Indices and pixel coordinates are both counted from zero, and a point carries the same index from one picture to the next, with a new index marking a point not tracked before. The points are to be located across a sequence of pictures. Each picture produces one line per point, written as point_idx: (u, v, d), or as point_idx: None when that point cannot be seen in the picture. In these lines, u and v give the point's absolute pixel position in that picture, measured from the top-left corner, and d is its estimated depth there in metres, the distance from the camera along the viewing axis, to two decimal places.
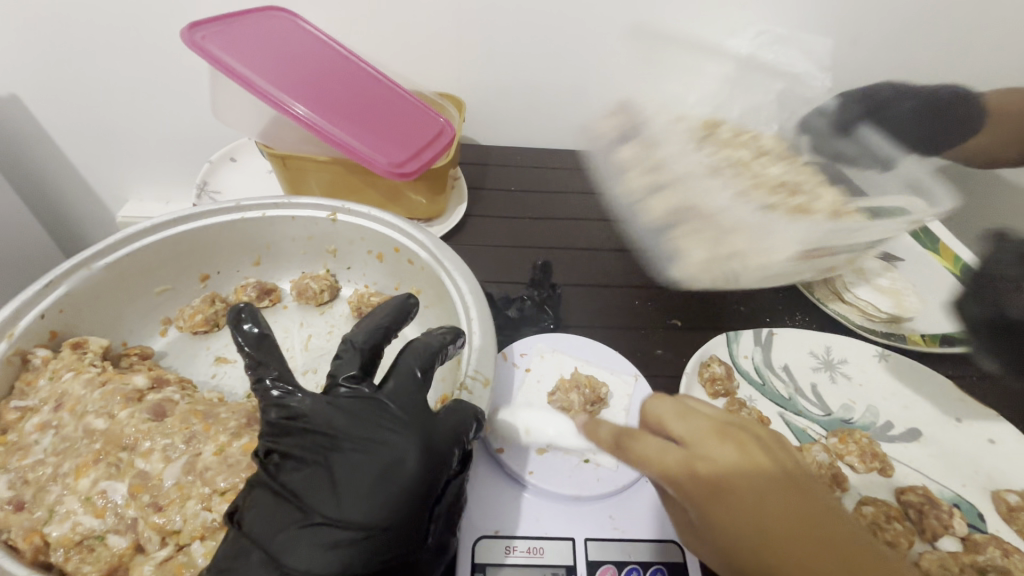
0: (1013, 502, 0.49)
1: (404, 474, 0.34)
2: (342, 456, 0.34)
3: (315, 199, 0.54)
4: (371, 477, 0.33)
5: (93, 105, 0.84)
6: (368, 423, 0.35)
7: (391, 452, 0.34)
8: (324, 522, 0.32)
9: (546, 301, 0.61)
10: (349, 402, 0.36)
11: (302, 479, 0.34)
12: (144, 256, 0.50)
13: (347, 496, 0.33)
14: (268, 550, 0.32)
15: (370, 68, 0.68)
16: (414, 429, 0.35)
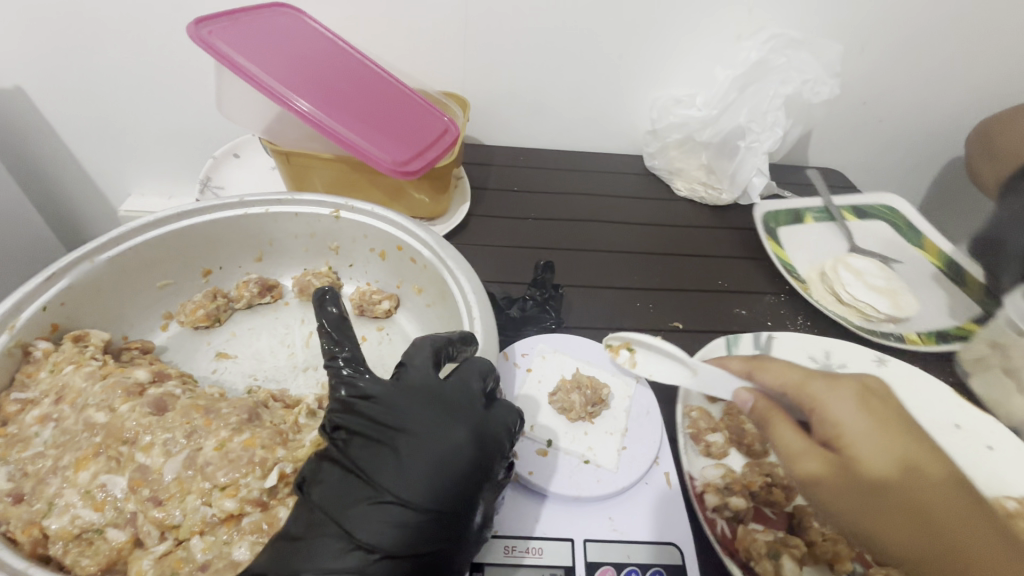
0: (1012, 509, 0.48)
1: (463, 460, 0.35)
2: (406, 437, 0.35)
3: (318, 196, 0.54)
4: (434, 461, 0.34)
5: (98, 98, 0.84)
6: (432, 408, 0.37)
7: (450, 437, 0.35)
8: (387, 500, 0.33)
9: (548, 301, 0.61)
10: (416, 387, 0.38)
11: (367, 456, 0.35)
12: (147, 251, 0.50)
13: (408, 476, 0.34)
14: (333, 524, 0.32)
15: (374, 66, 0.68)
16: (470, 419, 0.37)
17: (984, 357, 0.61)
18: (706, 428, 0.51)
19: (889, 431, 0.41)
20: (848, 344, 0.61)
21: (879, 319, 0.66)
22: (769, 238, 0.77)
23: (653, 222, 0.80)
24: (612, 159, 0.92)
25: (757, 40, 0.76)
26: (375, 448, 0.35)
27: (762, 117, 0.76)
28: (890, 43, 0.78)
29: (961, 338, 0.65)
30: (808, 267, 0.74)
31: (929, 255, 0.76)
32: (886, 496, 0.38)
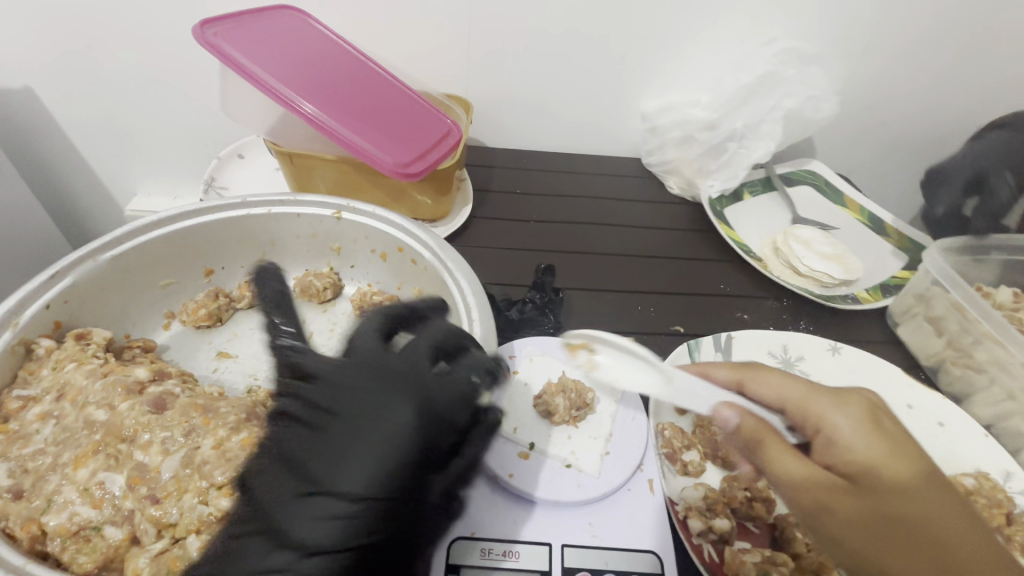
0: (969, 486, 0.50)
1: (398, 443, 0.35)
2: (341, 424, 0.36)
3: (320, 198, 0.55)
4: (370, 445, 0.34)
5: (106, 99, 0.85)
6: (373, 391, 0.37)
7: (384, 420, 0.35)
8: (320, 488, 0.33)
9: (548, 305, 0.60)
10: (356, 372, 0.38)
11: (305, 444, 0.35)
12: (150, 250, 0.50)
13: (345, 461, 0.34)
14: (276, 514, 0.33)
15: (378, 68, 0.68)
16: (412, 398, 0.37)
17: (909, 308, 0.65)
18: (681, 447, 0.47)
19: (892, 456, 0.39)
20: (803, 335, 0.61)
21: (834, 284, 0.71)
22: (722, 222, 0.79)
23: (656, 226, 0.80)
24: (615, 161, 0.92)
25: (769, 51, 0.77)
26: (313, 436, 0.35)
27: (755, 125, 0.80)
28: (892, 47, 0.78)
29: (899, 287, 0.72)
30: (761, 245, 0.78)
31: (853, 212, 0.83)
32: (878, 521, 0.37)
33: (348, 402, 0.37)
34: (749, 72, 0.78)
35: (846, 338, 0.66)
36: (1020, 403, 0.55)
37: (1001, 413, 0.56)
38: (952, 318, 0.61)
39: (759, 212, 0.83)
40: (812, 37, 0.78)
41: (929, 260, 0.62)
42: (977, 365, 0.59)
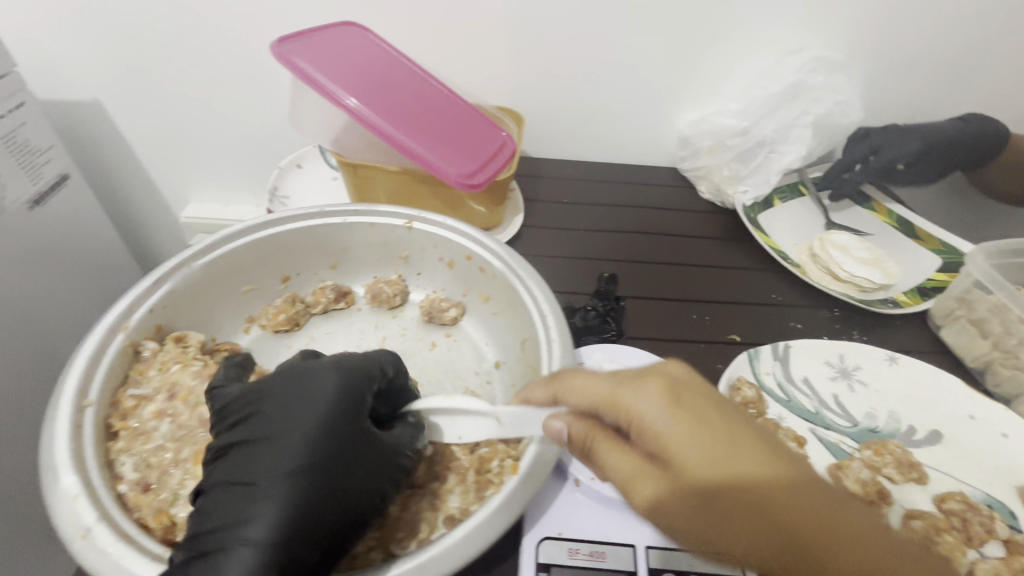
0: None
1: (319, 408, 0.36)
2: (266, 406, 0.37)
3: (393, 208, 0.57)
4: (293, 415, 0.36)
5: (166, 111, 0.88)
6: (292, 376, 0.38)
7: (305, 390, 0.37)
8: (253, 456, 0.35)
9: (610, 312, 0.62)
10: (274, 371, 0.40)
11: (240, 431, 0.37)
12: (236, 257, 0.53)
13: (277, 433, 0.35)
14: (220, 496, 0.34)
15: (437, 82, 0.70)
16: (332, 371, 0.39)
17: (951, 311, 0.66)
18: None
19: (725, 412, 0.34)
20: (860, 346, 0.62)
21: (873, 289, 0.71)
22: (757, 227, 0.80)
23: (704, 235, 0.81)
24: (658, 171, 0.93)
25: (797, 60, 0.79)
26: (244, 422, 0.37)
27: (787, 133, 0.81)
28: (927, 54, 0.81)
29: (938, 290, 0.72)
30: (797, 250, 0.79)
31: (882, 217, 0.83)
32: (728, 528, 0.32)
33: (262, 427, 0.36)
34: (778, 80, 0.79)
35: (902, 347, 0.66)
36: None
37: None
38: (996, 319, 0.61)
39: (794, 217, 0.84)
40: (847, 48, 0.80)
41: (970, 264, 0.63)
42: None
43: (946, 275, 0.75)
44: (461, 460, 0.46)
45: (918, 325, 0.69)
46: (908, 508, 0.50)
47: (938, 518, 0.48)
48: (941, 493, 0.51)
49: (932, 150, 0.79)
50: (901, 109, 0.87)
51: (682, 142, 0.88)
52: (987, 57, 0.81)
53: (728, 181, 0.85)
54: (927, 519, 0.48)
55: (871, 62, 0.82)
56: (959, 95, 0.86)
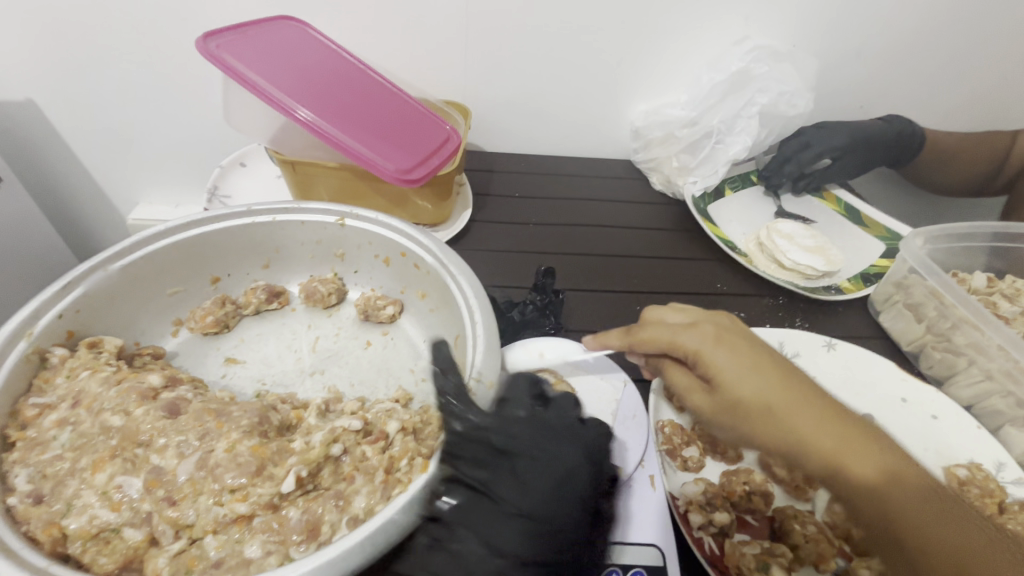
0: (963, 476, 0.50)
1: (584, 476, 0.39)
2: (524, 461, 0.39)
3: (323, 205, 0.56)
4: (556, 463, 0.39)
5: (106, 109, 0.86)
6: (545, 429, 0.41)
7: (565, 462, 0.39)
8: (518, 514, 0.36)
9: (548, 306, 0.61)
10: (525, 429, 0.41)
11: (508, 488, 0.37)
12: (156, 259, 0.51)
13: (530, 498, 0.37)
14: (496, 526, 0.36)
15: (378, 76, 0.69)
16: (582, 452, 0.41)
17: (889, 296, 0.67)
18: (681, 443, 0.49)
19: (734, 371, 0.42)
20: (800, 332, 0.62)
21: (817, 277, 0.72)
22: (706, 218, 0.80)
23: (655, 227, 0.81)
24: (612, 163, 0.93)
25: (742, 50, 0.79)
26: (504, 482, 0.38)
27: (734, 122, 0.81)
28: (871, 44, 0.81)
29: (880, 276, 0.73)
30: (745, 239, 0.79)
31: (829, 204, 0.84)
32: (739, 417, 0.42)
33: (531, 440, 0.40)
34: (723, 70, 0.79)
35: (842, 332, 0.67)
36: (996, 383, 0.56)
37: (980, 394, 0.57)
38: (930, 303, 0.62)
39: (743, 206, 0.84)
40: (792, 37, 0.80)
41: (907, 251, 0.63)
42: (956, 349, 0.60)
43: (888, 260, 0.76)
44: (371, 460, 0.39)
45: (859, 310, 0.70)
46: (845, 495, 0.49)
47: None
48: None
49: (859, 145, 0.82)
50: (847, 97, 0.88)
51: (634, 134, 0.89)
52: (929, 44, 0.82)
53: (678, 173, 0.85)
54: None
55: (816, 51, 0.82)
56: (903, 83, 0.87)
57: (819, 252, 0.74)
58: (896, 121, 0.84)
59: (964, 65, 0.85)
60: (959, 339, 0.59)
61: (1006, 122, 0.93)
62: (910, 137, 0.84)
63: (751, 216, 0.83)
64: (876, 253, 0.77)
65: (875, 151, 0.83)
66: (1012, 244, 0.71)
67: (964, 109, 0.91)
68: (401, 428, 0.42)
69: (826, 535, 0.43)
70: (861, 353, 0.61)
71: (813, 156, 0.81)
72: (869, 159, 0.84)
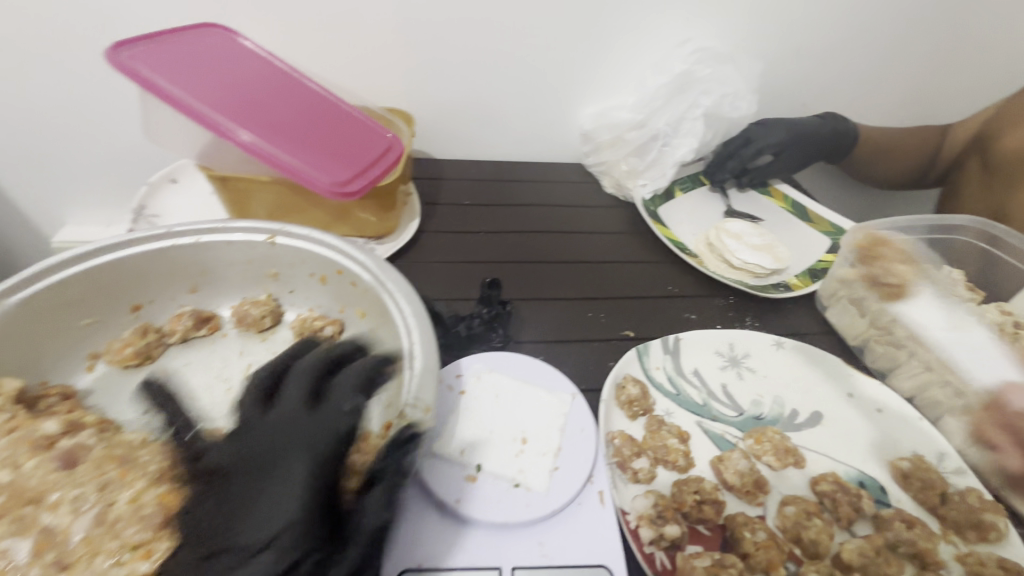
0: (906, 469, 0.51)
1: (302, 474, 0.34)
2: (248, 479, 0.35)
3: (251, 223, 0.53)
4: (286, 480, 0.34)
5: (20, 125, 0.80)
6: (287, 439, 0.37)
7: (281, 472, 0.35)
8: (230, 542, 0.31)
9: (496, 318, 0.59)
10: (253, 448, 0.37)
11: (222, 517, 0.33)
12: (65, 290, 0.48)
13: (252, 519, 0.32)
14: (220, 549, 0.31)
15: (312, 84, 0.67)
16: (304, 448, 0.36)
17: (835, 292, 0.68)
18: (631, 455, 0.47)
19: None
20: (750, 332, 0.62)
21: (766, 275, 0.73)
22: (655, 220, 0.80)
23: (607, 231, 0.81)
24: (563, 167, 0.93)
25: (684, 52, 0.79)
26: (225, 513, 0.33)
27: (681, 123, 0.81)
28: (807, 42, 0.83)
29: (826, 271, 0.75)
30: (695, 240, 0.79)
31: (776, 201, 0.86)
32: None
33: (246, 462, 0.36)
34: (667, 73, 0.80)
35: (792, 330, 0.68)
36: (935, 374, 0.56)
37: (921, 386, 0.58)
38: (873, 298, 0.63)
39: (695, 207, 0.84)
40: (733, 38, 0.81)
41: (846, 241, 0.66)
42: (897, 342, 0.60)
43: (833, 256, 0.77)
44: None
45: (808, 306, 0.71)
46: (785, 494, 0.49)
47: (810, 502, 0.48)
48: (816, 476, 0.51)
49: (799, 140, 0.83)
50: (789, 95, 0.89)
51: (584, 137, 0.88)
52: (864, 40, 0.84)
53: (628, 176, 0.85)
54: (799, 505, 0.47)
55: (759, 51, 0.83)
56: (842, 80, 0.89)
57: (766, 248, 0.75)
58: (836, 118, 0.86)
59: (897, 64, 0.88)
60: (899, 333, 0.59)
61: (940, 115, 0.96)
62: (850, 133, 0.86)
63: (702, 216, 0.83)
64: (822, 249, 0.78)
65: (816, 148, 0.85)
66: (949, 235, 0.74)
67: (899, 106, 0.95)
68: None
69: (774, 540, 0.43)
70: (807, 350, 0.61)
71: (753, 151, 0.83)
72: (810, 154, 0.85)
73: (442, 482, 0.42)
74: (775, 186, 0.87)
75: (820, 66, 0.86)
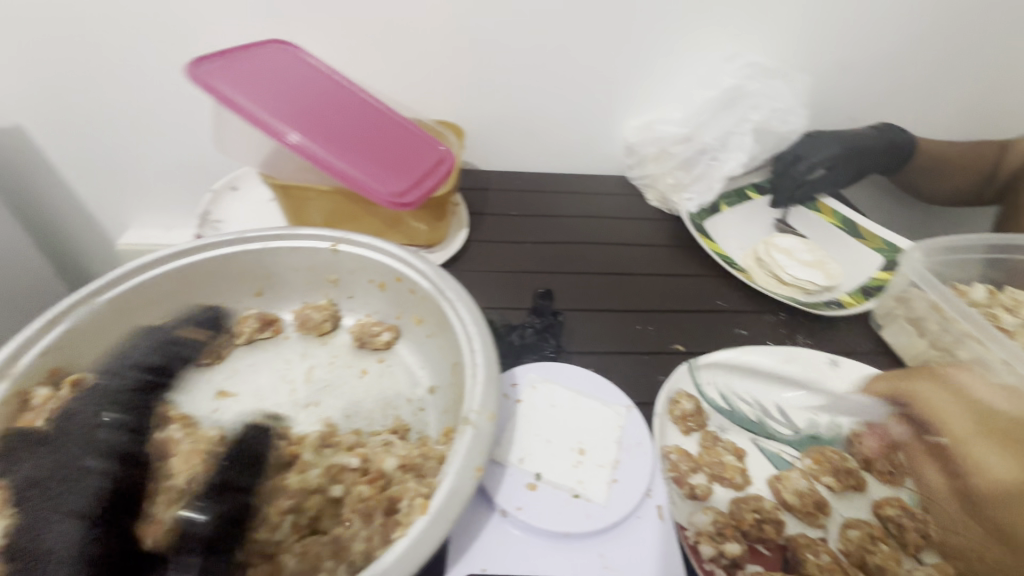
0: None
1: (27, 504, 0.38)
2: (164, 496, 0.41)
3: (317, 231, 0.55)
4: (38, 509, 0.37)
5: (95, 134, 0.86)
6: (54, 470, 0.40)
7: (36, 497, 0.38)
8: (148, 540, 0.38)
9: (548, 329, 0.59)
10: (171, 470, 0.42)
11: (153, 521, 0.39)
12: (145, 291, 0.51)
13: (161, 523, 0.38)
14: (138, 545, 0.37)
15: (370, 98, 0.69)
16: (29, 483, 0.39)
17: (891, 310, 0.67)
18: (688, 470, 0.48)
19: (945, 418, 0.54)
20: (804, 350, 0.61)
21: (817, 291, 0.72)
22: (702, 234, 0.80)
23: (653, 244, 0.80)
24: (607, 179, 0.93)
25: (735, 67, 0.79)
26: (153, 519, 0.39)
27: (730, 138, 0.81)
28: (859, 55, 0.82)
29: (880, 289, 0.73)
30: (742, 255, 0.79)
31: (825, 217, 0.83)
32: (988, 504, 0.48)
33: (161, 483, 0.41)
34: (716, 87, 0.80)
35: (847, 349, 0.66)
36: None
37: None
38: (932, 318, 0.61)
39: (740, 222, 0.84)
40: (781, 53, 0.81)
41: (907, 264, 0.64)
42: (960, 364, 0.58)
43: (888, 273, 0.75)
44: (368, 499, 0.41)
45: (861, 325, 0.69)
46: (846, 516, 0.49)
47: (873, 526, 0.48)
48: (878, 499, 0.50)
49: (852, 156, 0.82)
50: (841, 110, 0.88)
51: (628, 150, 0.88)
52: (917, 54, 0.82)
53: (673, 189, 0.85)
54: (862, 528, 0.47)
55: (809, 65, 0.82)
56: (895, 94, 0.87)
57: (819, 264, 0.75)
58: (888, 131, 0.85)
59: (953, 78, 0.86)
60: (963, 354, 0.58)
61: (998, 129, 0.93)
62: (903, 148, 0.85)
63: (748, 229, 0.83)
64: (874, 266, 0.76)
65: (868, 163, 0.83)
66: (1009, 256, 0.71)
67: (955, 119, 0.92)
68: (399, 465, 0.43)
69: (838, 563, 0.43)
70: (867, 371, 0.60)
71: (806, 168, 0.81)
72: (862, 168, 0.84)
73: (504, 490, 0.43)
74: (822, 200, 0.84)
75: (871, 81, 0.85)
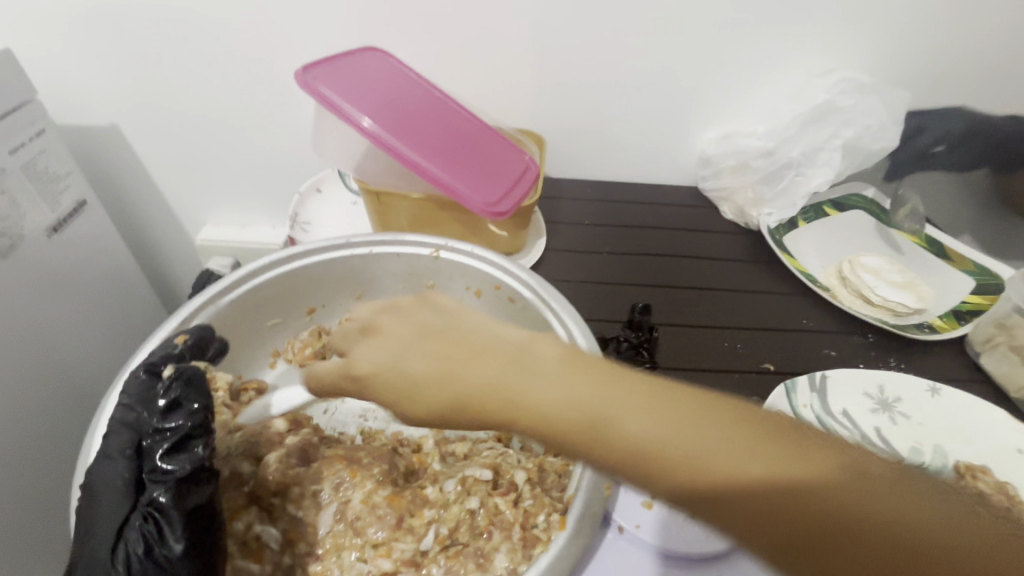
0: None
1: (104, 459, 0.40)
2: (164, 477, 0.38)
3: (421, 237, 0.56)
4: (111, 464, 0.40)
5: (184, 134, 0.89)
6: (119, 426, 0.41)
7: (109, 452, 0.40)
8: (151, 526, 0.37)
9: (644, 344, 0.59)
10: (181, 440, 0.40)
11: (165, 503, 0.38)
12: (261, 293, 0.53)
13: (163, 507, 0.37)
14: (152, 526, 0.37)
15: (461, 105, 0.69)
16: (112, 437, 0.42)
17: (991, 337, 0.64)
18: None
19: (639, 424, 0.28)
20: (901, 375, 0.60)
21: (908, 313, 0.69)
22: (784, 250, 0.78)
23: (732, 258, 0.80)
24: (679, 190, 0.92)
25: (826, 83, 0.78)
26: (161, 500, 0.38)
27: (815, 154, 0.80)
28: (956, 71, 0.79)
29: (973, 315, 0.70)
30: (825, 272, 0.77)
31: (909, 237, 0.80)
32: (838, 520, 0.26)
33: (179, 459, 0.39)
34: (806, 102, 0.79)
35: (942, 376, 0.65)
36: None
37: None
38: None
39: (821, 238, 0.81)
40: (873, 68, 0.79)
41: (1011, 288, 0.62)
42: None
43: (983, 298, 0.72)
44: (505, 514, 0.43)
45: (956, 351, 0.67)
46: None
47: None
48: None
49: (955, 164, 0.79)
50: None
51: (703, 162, 0.87)
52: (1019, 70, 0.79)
53: (752, 203, 0.83)
54: None
55: (901, 80, 0.80)
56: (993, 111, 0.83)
57: (909, 286, 0.72)
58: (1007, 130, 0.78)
59: None
60: None
61: None
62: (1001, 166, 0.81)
63: (833, 245, 0.81)
64: (964, 290, 0.74)
65: None
66: None
67: None
68: (527, 478, 0.45)
69: None
70: (969, 400, 0.58)
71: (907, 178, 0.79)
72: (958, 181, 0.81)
73: (622, 509, 0.43)
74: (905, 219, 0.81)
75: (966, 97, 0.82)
